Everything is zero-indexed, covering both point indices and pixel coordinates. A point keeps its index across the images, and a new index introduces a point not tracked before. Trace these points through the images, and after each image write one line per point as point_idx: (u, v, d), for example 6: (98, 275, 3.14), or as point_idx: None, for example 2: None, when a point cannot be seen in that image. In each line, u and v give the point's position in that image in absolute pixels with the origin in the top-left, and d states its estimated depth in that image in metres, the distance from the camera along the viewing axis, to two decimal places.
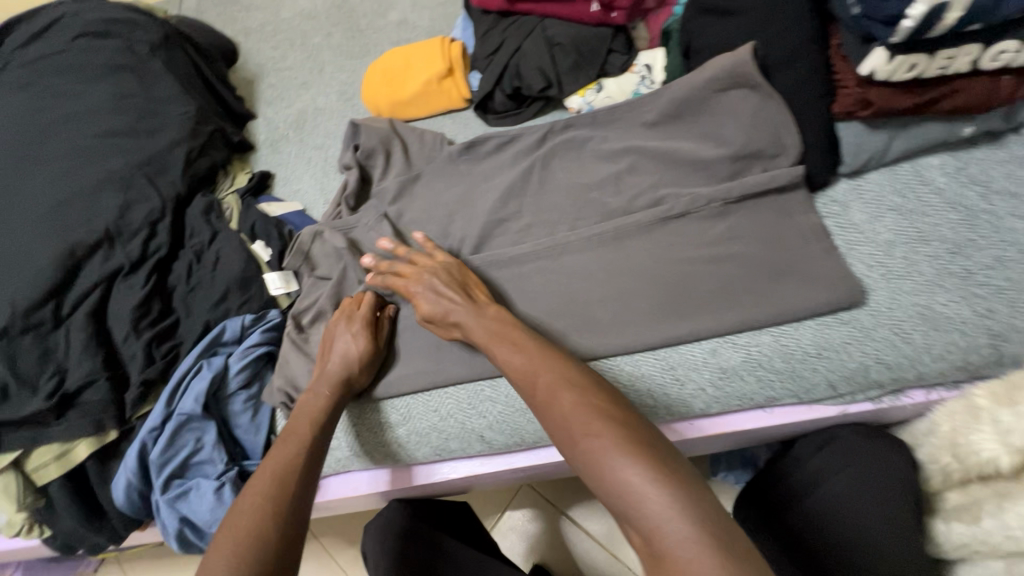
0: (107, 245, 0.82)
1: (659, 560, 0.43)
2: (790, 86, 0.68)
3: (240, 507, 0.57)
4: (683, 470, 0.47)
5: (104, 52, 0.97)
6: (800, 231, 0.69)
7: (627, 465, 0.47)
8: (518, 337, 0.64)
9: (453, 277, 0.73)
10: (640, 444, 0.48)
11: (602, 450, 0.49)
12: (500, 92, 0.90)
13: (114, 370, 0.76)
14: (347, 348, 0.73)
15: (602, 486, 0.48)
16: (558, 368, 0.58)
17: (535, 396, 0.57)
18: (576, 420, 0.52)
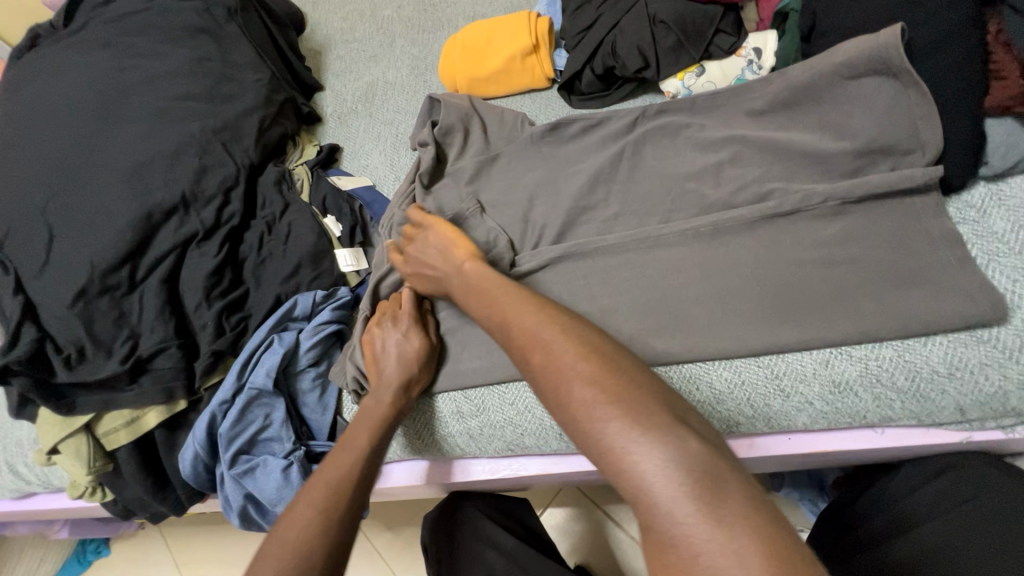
0: (183, 211, 0.80)
1: (647, 521, 0.39)
2: (936, 75, 0.61)
3: (292, 514, 0.54)
4: (670, 420, 0.42)
5: (185, 14, 0.95)
6: (932, 238, 0.62)
7: (609, 419, 0.43)
8: (495, 288, 0.59)
9: (433, 243, 0.69)
10: (629, 397, 0.44)
11: (582, 406, 0.44)
12: (590, 71, 0.85)
13: (186, 338, 0.75)
14: (404, 342, 0.70)
15: (578, 435, 0.45)
16: (534, 313, 0.53)
17: (512, 340, 0.53)
18: (558, 366, 0.47)
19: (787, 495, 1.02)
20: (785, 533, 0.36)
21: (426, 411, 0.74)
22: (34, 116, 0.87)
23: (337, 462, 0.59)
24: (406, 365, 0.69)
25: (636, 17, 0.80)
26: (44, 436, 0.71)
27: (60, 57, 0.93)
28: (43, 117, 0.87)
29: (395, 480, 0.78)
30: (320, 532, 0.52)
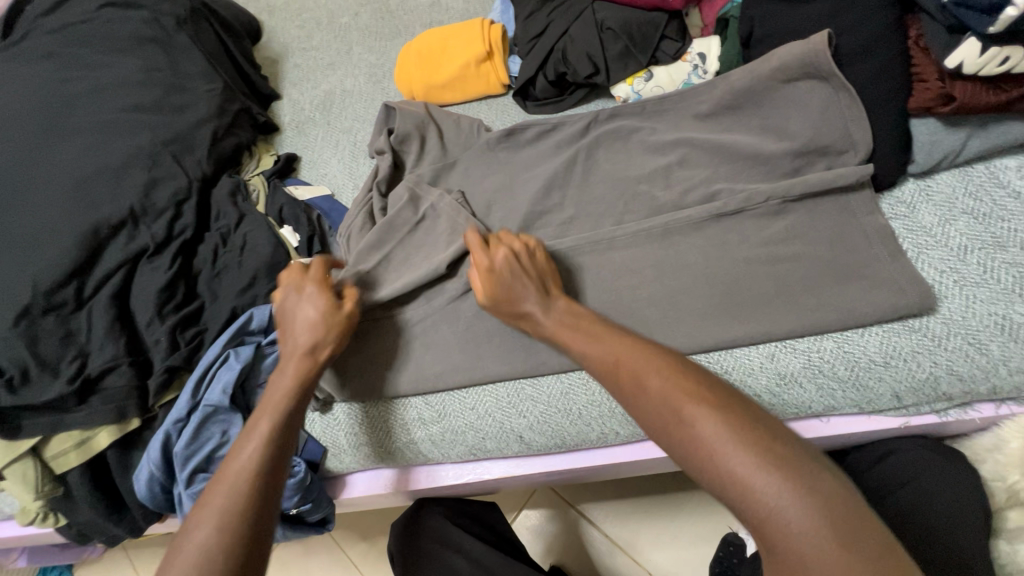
0: (132, 225, 0.78)
1: (787, 555, 0.40)
2: (863, 80, 0.64)
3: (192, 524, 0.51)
4: (812, 468, 0.42)
5: (130, 24, 0.93)
6: (866, 234, 0.64)
7: (757, 470, 0.42)
8: (594, 326, 0.59)
9: (533, 268, 0.66)
10: (767, 446, 0.43)
11: (724, 456, 0.43)
12: (543, 77, 0.86)
13: (138, 355, 0.73)
14: (310, 321, 0.66)
15: (710, 479, 0.44)
16: (640, 350, 0.53)
17: (633, 381, 0.51)
18: (696, 414, 0.46)
19: None
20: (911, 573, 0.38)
21: (387, 419, 0.74)
22: None
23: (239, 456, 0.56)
24: (296, 345, 0.65)
25: (584, 24, 0.82)
26: None
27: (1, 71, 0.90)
28: None
29: (361, 489, 0.78)
30: (227, 549, 0.49)
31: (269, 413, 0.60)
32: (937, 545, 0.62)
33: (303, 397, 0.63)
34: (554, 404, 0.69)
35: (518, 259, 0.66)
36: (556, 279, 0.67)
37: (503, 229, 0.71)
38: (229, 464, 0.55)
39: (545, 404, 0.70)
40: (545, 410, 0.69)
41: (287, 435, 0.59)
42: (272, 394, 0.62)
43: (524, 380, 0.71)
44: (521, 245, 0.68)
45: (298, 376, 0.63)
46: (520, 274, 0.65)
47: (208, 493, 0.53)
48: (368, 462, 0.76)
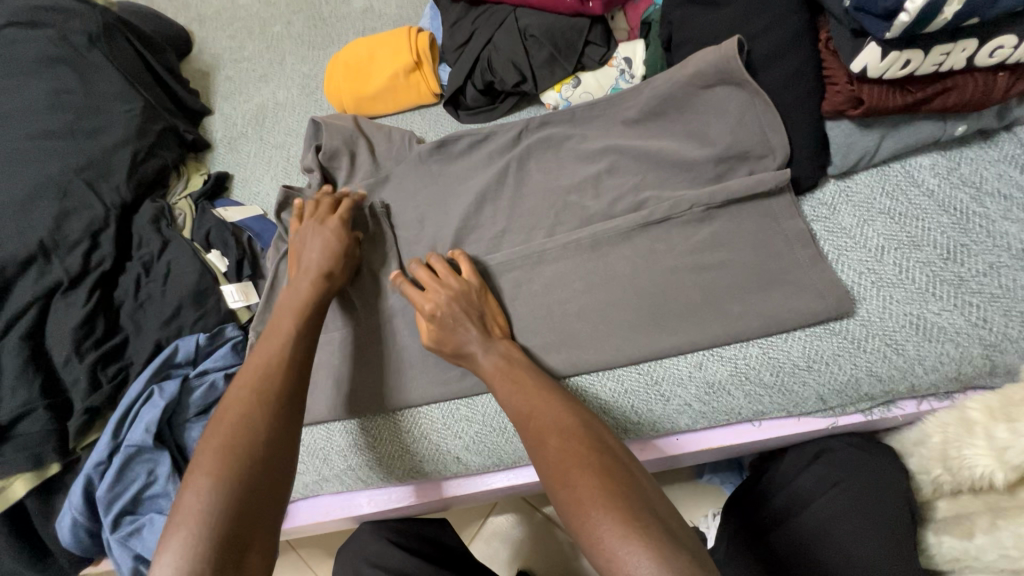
0: (43, 259, 0.75)
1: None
2: (777, 84, 0.64)
3: (228, 405, 0.54)
4: (669, 539, 0.44)
5: (37, 45, 0.89)
6: (787, 238, 0.65)
7: (622, 538, 0.44)
8: (521, 375, 0.61)
9: (472, 304, 0.67)
10: (637, 516, 0.45)
11: (596, 523, 0.46)
12: (472, 86, 0.84)
13: (56, 397, 0.70)
14: (320, 249, 0.70)
15: (583, 541, 0.47)
16: (550, 407, 0.56)
17: (537, 439, 0.54)
18: (580, 481, 0.49)
19: (709, 480, 1.07)
20: None
21: (322, 445, 0.73)
22: None
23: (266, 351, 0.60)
24: (307, 265, 0.69)
25: (507, 31, 0.80)
26: None
27: None
28: None
29: (303, 518, 0.77)
30: (229, 492, 0.48)
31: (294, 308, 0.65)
32: (854, 544, 0.63)
33: (304, 353, 0.61)
34: (489, 423, 0.68)
35: (457, 301, 0.67)
36: (497, 317, 0.69)
37: (439, 257, 0.72)
38: (228, 412, 0.54)
39: (480, 424, 0.69)
40: (480, 429, 0.69)
41: (293, 390, 0.57)
42: (261, 353, 0.60)
43: (459, 400, 0.70)
44: (461, 283, 0.69)
45: (310, 296, 0.66)
46: (466, 311, 0.66)
47: (221, 412, 0.54)
48: (309, 490, 0.75)
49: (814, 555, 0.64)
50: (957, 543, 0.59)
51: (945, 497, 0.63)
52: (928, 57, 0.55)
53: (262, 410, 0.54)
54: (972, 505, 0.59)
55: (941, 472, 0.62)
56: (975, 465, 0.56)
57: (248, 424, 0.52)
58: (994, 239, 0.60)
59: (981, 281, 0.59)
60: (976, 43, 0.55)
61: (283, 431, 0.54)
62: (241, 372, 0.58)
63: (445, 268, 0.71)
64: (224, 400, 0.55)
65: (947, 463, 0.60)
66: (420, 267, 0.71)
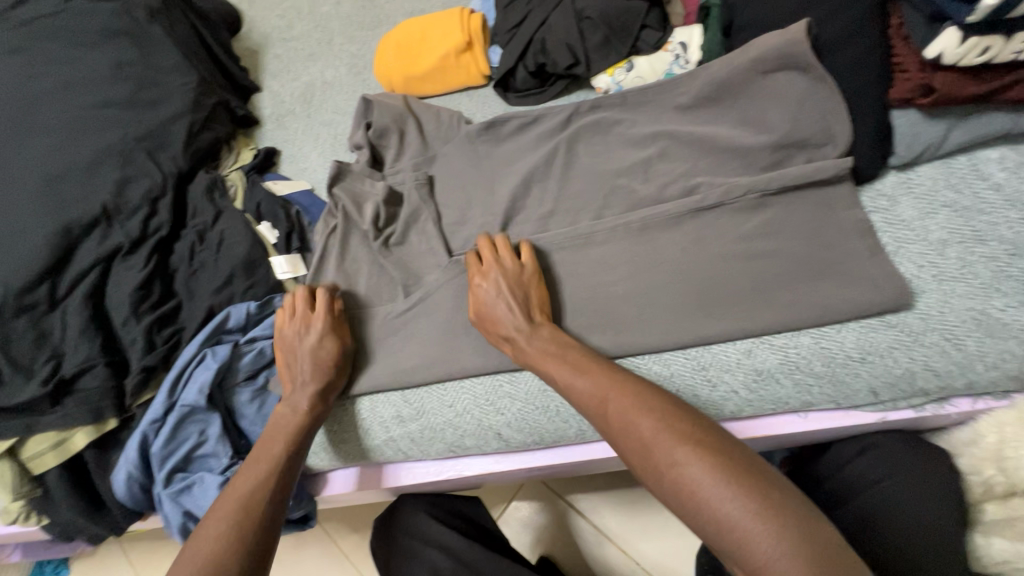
0: (105, 224, 0.77)
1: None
2: (843, 70, 0.63)
3: (202, 533, 0.56)
4: (789, 505, 0.44)
5: (101, 16, 0.91)
6: (844, 228, 0.64)
7: (748, 515, 0.44)
8: (581, 360, 0.60)
9: (522, 287, 0.68)
10: (757, 490, 0.45)
11: (713, 503, 0.45)
12: (523, 68, 0.84)
13: (113, 356, 0.73)
14: (314, 361, 0.69)
15: (700, 520, 0.46)
16: (627, 388, 0.56)
17: (625, 427, 0.53)
18: (686, 462, 0.48)
19: None
20: None
21: (365, 417, 0.74)
22: None
23: (249, 476, 0.62)
24: (301, 383, 0.69)
25: (563, 13, 0.80)
26: None
27: None
28: None
29: (338, 487, 0.77)
30: None
31: (286, 428, 0.66)
32: (899, 539, 0.63)
33: (282, 481, 0.62)
34: (532, 401, 0.69)
35: (507, 280, 0.68)
36: (541, 302, 0.68)
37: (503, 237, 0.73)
38: (199, 542, 0.55)
39: (522, 401, 0.69)
40: (523, 407, 0.69)
41: (266, 523, 0.58)
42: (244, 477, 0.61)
43: (502, 376, 0.71)
44: (519, 267, 0.69)
45: (303, 418, 0.67)
46: (520, 306, 0.66)
47: (186, 552, 0.55)
48: (347, 460, 0.76)
49: (855, 549, 0.64)
50: (1009, 546, 0.61)
51: (993, 499, 0.63)
52: (1009, 44, 0.53)
53: (229, 545, 0.54)
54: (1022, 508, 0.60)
55: (994, 474, 0.62)
56: None
57: (218, 559, 0.53)
58: None
59: None
60: None
61: (252, 557, 0.55)
62: (218, 502, 0.59)
63: (508, 247, 0.71)
64: (196, 534, 0.56)
65: (1002, 465, 0.60)
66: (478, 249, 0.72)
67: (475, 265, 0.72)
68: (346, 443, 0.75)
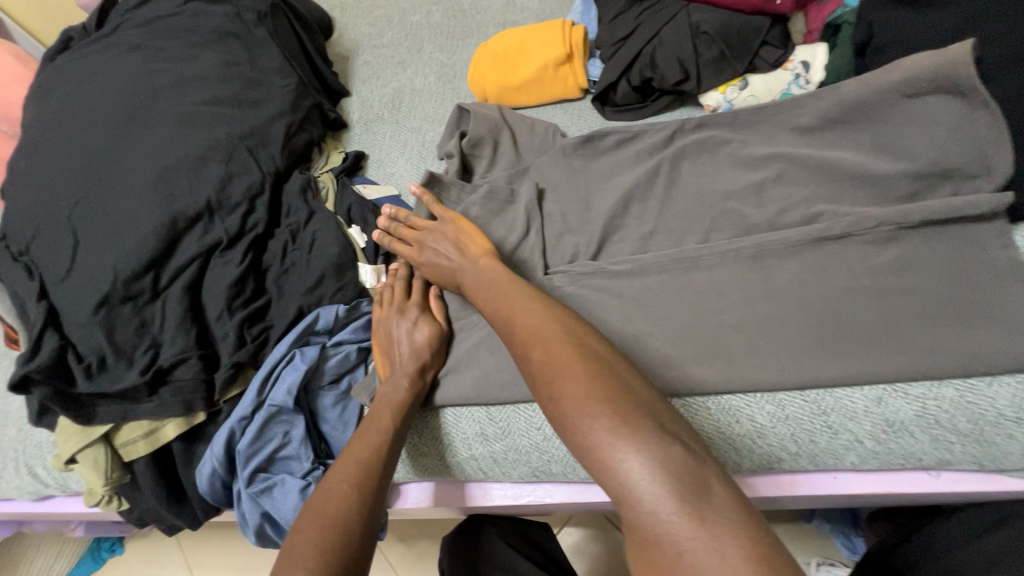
0: (207, 218, 0.78)
1: (632, 526, 0.41)
2: (1007, 96, 0.57)
3: (327, 493, 0.57)
4: (659, 437, 0.44)
5: (214, 18, 0.95)
6: (997, 270, 0.57)
7: (614, 442, 0.44)
8: (512, 290, 0.62)
9: (449, 237, 0.74)
10: (637, 417, 0.45)
11: (593, 426, 0.45)
12: (626, 82, 0.81)
13: (207, 349, 0.73)
14: (410, 346, 0.71)
15: (576, 447, 0.46)
16: (541, 316, 0.56)
17: (527, 353, 0.54)
18: (567, 390, 0.48)
19: (817, 527, 0.98)
20: (765, 531, 0.38)
21: (448, 431, 0.72)
22: (60, 118, 0.86)
23: (362, 442, 0.62)
24: (402, 366, 0.69)
25: (677, 27, 0.77)
26: (62, 444, 0.70)
27: (88, 60, 0.92)
28: (69, 119, 0.85)
29: (413, 498, 0.75)
30: None
31: (393, 406, 0.66)
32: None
33: (393, 453, 0.63)
34: None
35: (440, 233, 0.75)
36: (471, 241, 0.73)
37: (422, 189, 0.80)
38: (324, 495, 0.57)
39: None
40: None
41: (383, 492, 0.59)
42: (365, 436, 0.63)
43: None
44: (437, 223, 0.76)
45: (408, 395, 0.67)
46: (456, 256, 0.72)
47: (307, 518, 0.55)
48: (425, 473, 0.73)
49: None
50: None
51: None
52: None
53: (353, 505, 0.56)
54: None
55: None
56: None
57: (344, 520, 0.54)
58: None
59: None
60: None
61: (369, 529, 0.55)
62: (342, 459, 0.60)
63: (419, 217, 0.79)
64: (318, 492, 0.58)
65: None
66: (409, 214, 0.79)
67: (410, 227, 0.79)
68: (425, 455, 0.72)
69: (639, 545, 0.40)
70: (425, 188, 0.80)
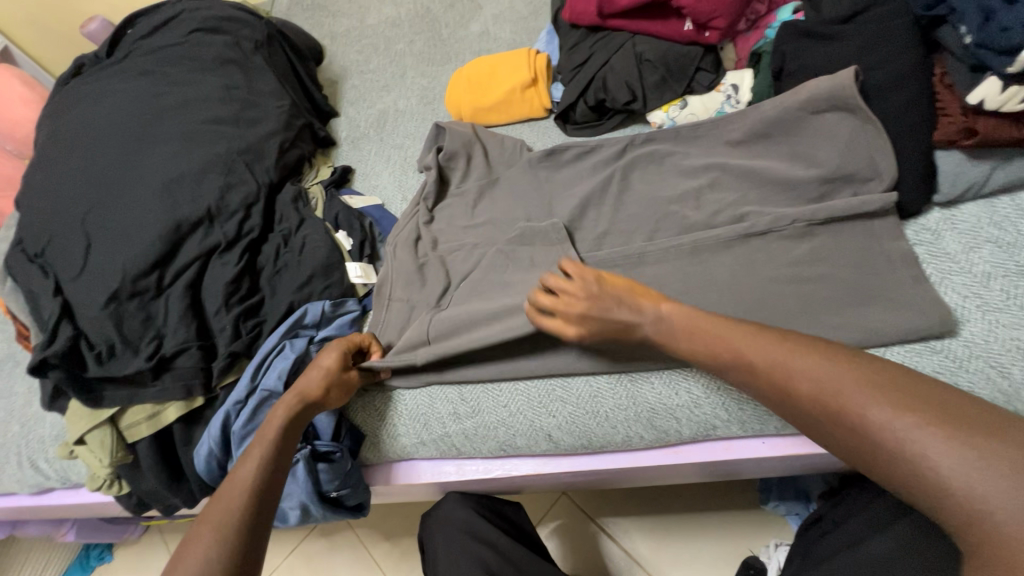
0: (208, 223, 0.87)
1: (962, 523, 0.43)
2: (889, 113, 0.68)
3: (185, 543, 0.59)
4: (970, 434, 0.45)
5: (214, 47, 1.05)
6: (889, 258, 0.68)
7: (940, 449, 0.45)
8: (719, 329, 0.60)
9: (620, 296, 0.66)
10: (956, 418, 0.46)
11: (918, 442, 0.46)
12: (583, 103, 0.92)
13: (205, 340, 0.81)
14: (315, 368, 0.73)
15: (889, 469, 0.47)
16: (788, 346, 0.56)
17: (786, 384, 0.54)
18: (856, 400, 0.50)
19: (774, 509, 1.05)
20: None
21: (423, 412, 0.80)
22: (74, 137, 0.94)
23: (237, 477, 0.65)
24: (301, 389, 0.71)
25: (624, 55, 0.87)
26: (72, 427, 0.77)
27: (100, 85, 1.01)
28: (82, 138, 0.94)
29: (395, 477, 0.83)
30: None
31: (268, 444, 0.67)
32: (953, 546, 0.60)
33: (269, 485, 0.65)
34: (583, 405, 0.73)
35: (591, 301, 0.66)
36: (636, 289, 0.67)
37: (569, 263, 0.70)
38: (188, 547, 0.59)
39: (573, 405, 0.74)
40: (574, 411, 0.74)
41: (250, 534, 0.61)
42: (237, 474, 0.65)
43: (555, 381, 0.76)
44: (582, 286, 0.67)
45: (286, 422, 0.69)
46: (626, 309, 0.66)
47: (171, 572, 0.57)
48: (404, 452, 0.81)
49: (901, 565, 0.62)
50: None
51: None
52: None
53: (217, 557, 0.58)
54: None
55: None
56: None
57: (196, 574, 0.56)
58: None
59: None
60: None
61: None
62: (210, 503, 0.63)
63: (563, 282, 0.69)
64: (186, 540, 0.59)
65: None
66: (553, 280, 0.69)
67: (558, 298, 0.68)
68: (404, 436, 0.80)
69: (979, 545, 0.42)
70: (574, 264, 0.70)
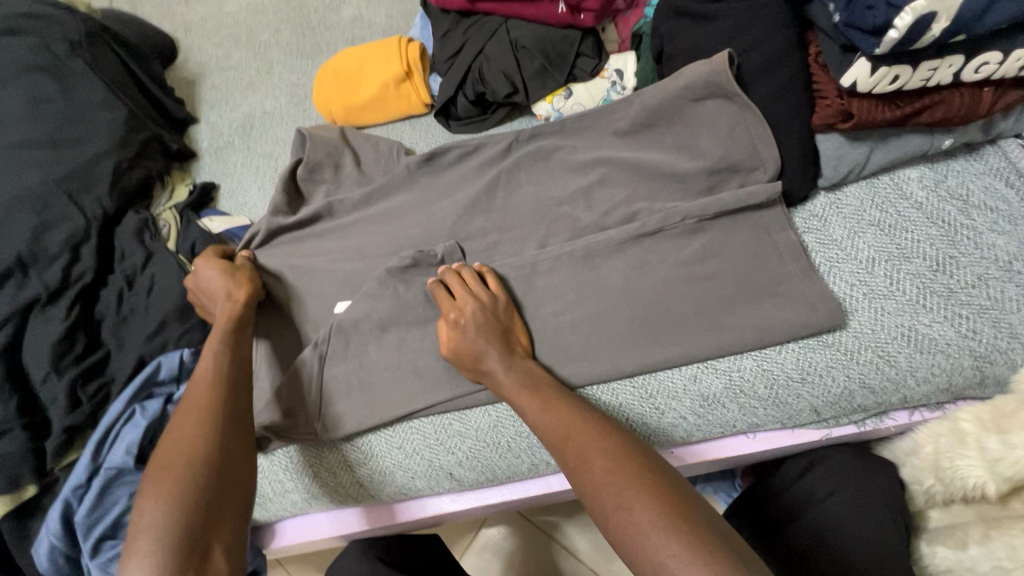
0: (20, 273, 0.74)
1: None
2: (767, 99, 0.65)
3: (166, 441, 0.54)
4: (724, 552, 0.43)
5: (16, 52, 0.87)
6: (779, 250, 0.65)
7: (688, 564, 0.42)
8: (554, 396, 0.58)
9: (497, 324, 0.65)
10: (707, 532, 0.44)
11: (650, 544, 0.44)
12: (462, 97, 0.83)
13: (33, 416, 0.69)
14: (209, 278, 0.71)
15: (639, 565, 0.45)
16: (586, 425, 0.54)
17: (575, 460, 0.52)
18: (634, 505, 0.46)
19: None
20: None
21: (312, 464, 0.71)
22: None
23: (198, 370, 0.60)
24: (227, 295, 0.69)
25: (498, 43, 0.80)
26: None
27: None
28: None
29: (291, 536, 0.74)
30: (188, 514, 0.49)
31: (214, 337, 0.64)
32: (868, 527, 0.62)
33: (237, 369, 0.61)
34: (482, 438, 0.68)
35: (484, 311, 0.65)
36: (520, 336, 0.67)
37: (468, 267, 0.71)
38: (166, 452, 0.53)
39: (473, 439, 0.68)
40: (474, 445, 0.68)
41: (232, 412, 0.57)
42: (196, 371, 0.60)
43: (451, 415, 0.69)
44: (488, 297, 0.67)
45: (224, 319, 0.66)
46: (501, 348, 0.63)
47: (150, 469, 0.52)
48: (296, 508, 0.72)
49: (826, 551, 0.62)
50: (949, 554, 0.58)
51: (936, 507, 0.63)
52: (917, 72, 0.56)
53: (213, 433, 0.54)
54: (963, 515, 0.60)
55: (933, 483, 0.62)
56: (968, 477, 0.58)
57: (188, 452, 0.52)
58: (979, 251, 0.62)
59: (969, 293, 0.60)
60: (964, 59, 0.56)
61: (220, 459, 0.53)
62: (183, 399, 0.58)
63: (476, 278, 0.69)
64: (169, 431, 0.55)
65: (938, 474, 0.61)
66: (451, 275, 0.69)
67: (447, 295, 0.68)
68: (294, 492, 0.71)
69: None
70: (485, 269, 0.70)
